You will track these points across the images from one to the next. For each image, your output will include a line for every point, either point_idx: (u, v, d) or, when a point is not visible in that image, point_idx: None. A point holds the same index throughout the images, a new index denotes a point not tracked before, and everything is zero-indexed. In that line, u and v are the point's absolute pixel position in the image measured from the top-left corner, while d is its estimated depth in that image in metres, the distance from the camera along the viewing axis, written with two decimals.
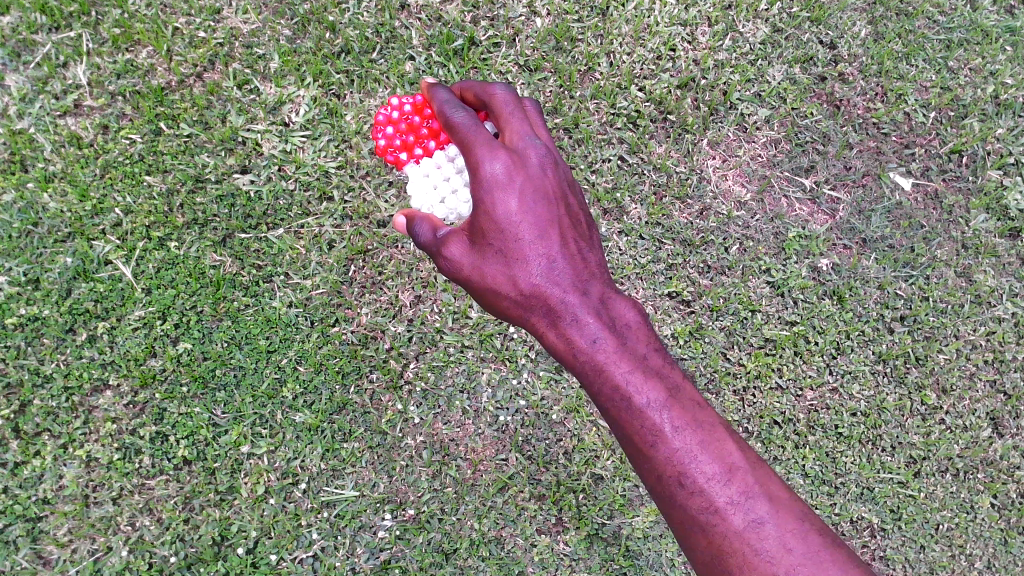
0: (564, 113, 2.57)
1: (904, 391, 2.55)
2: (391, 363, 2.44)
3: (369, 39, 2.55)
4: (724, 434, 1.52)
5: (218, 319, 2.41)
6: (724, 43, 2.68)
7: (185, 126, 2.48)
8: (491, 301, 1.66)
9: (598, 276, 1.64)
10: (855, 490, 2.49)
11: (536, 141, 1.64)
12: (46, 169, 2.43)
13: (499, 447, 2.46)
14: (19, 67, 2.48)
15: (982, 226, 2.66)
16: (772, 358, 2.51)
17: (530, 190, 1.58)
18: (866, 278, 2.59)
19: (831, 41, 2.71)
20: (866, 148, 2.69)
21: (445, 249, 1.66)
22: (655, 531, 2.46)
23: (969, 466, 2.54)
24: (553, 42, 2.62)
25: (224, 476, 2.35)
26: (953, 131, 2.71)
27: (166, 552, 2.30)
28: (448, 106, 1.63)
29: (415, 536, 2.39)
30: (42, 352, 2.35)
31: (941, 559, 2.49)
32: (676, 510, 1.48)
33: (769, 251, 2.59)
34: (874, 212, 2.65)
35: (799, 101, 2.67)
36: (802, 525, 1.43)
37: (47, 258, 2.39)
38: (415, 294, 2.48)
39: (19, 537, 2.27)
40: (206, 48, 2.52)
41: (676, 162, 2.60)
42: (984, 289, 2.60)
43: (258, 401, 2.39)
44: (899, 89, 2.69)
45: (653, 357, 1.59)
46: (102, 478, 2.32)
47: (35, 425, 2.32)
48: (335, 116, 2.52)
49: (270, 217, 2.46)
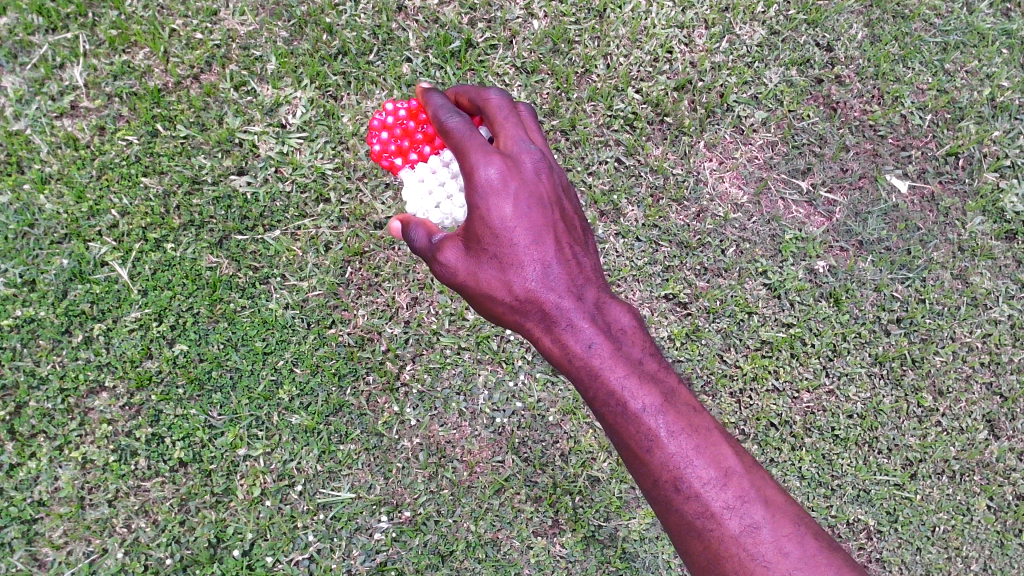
0: (561, 115, 2.57)
1: (901, 393, 2.55)
2: (387, 365, 2.44)
3: (366, 41, 2.55)
4: (720, 439, 1.52)
5: (215, 321, 2.41)
6: (721, 45, 2.68)
7: (182, 127, 2.47)
8: (486, 306, 1.66)
9: (593, 281, 1.64)
10: (852, 493, 2.49)
11: (531, 146, 1.64)
12: (43, 170, 2.42)
13: (495, 449, 2.46)
14: (16, 68, 2.48)
15: (979, 228, 2.66)
16: (769, 360, 2.52)
17: (525, 195, 1.57)
18: (863, 280, 2.60)
19: (828, 44, 2.72)
20: (863, 150, 2.70)
21: (441, 254, 1.66)
22: (651, 533, 2.46)
23: (966, 469, 2.54)
24: (550, 44, 2.62)
25: (220, 478, 2.34)
26: (949, 133, 2.71)
27: (162, 554, 2.29)
28: (441, 111, 1.63)
29: (411, 538, 2.39)
30: (38, 354, 2.35)
31: (938, 562, 2.49)
32: (672, 514, 1.48)
33: (766, 254, 2.59)
34: (871, 214, 2.66)
35: (796, 104, 2.67)
36: (797, 528, 1.44)
37: (43, 260, 2.39)
38: (412, 296, 2.48)
39: (14, 539, 2.27)
40: (203, 49, 2.52)
41: (672, 164, 2.60)
42: (980, 291, 2.61)
43: (255, 402, 2.38)
44: (895, 91, 2.70)
45: (648, 362, 1.59)
46: (97, 480, 2.32)
47: (31, 426, 2.32)
48: (333, 118, 2.52)
49: (266, 218, 2.46)
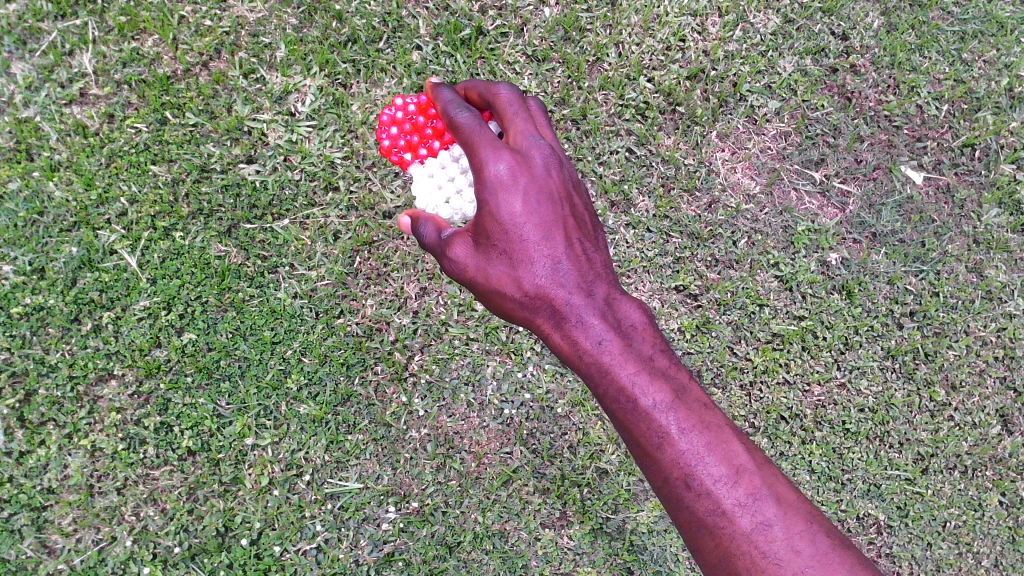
0: (572, 104, 2.55)
1: (913, 387, 2.53)
2: (395, 356, 2.43)
3: (376, 28, 2.53)
4: (731, 436, 1.50)
5: (224, 310, 2.40)
6: (735, 33, 2.64)
7: (191, 115, 2.46)
8: (496, 302, 1.64)
9: (603, 277, 1.62)
10: (862, 487, 2.47)
11: (541, 141, 1.62)
12: (52, 158, 2.42)
13: (503, 440, 2.45)
14: (25, 55, 2.47)
15: (994, 221, 2.63)
16: (780, 353, 2.49)
17: (534, 190, 1.56)
18: (875, 273, 2.57)
19: (843, 33, 2.68)
20: (877, 141, 2.66)
21: (449, 250, 1.65)
22: (660, 526, 2.44)
23: (977, 464, 2.52)
24: (562, 32, 2.59)
25: (228, 467, 2.34)
26: (966, 124, 2.68)
27: (171, 543, 2.30)
28: (451, 106, 1.60)
29: (419, 529, 2.38)
30: (47, 342, 2.35)
31: (947, 557, 2.47)
32: (683, 512, 1.47)
33: (778, 245, 2.56)
34: (884, 206, 2.63)
35: (810, 93, 2.64)
36: (810, 527, 1.42)
37: (52, 248, 2.38)
38: (421, 286, 2.47)
39: (23, 526, 2.27)
40: (211, 36, 2.50)
41: (684, 154, 2.58)
42: (994, 285, 2.58)
43: (263, 392, 2.38)
44: (912, 81, 2.66)
45: (659, 358, 1.57)
46: (106, 468, 2.32)
47: (41, 414, 2.33)
48: (342, 106, 2.50)
49: (275, 207, 2.45)
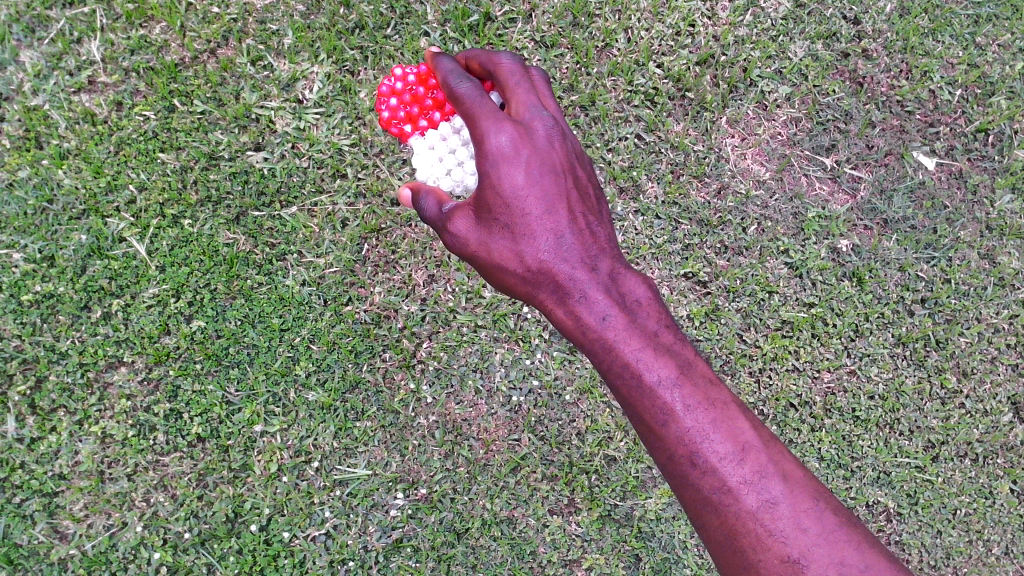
0: (580, 90, 2.54)
1: (924, 373, 2.51)
2: (404, 343, 2.44)
3: (384, 15, 2.52)
4: (737, 413, 1.49)
5: (232, 297, 2.41)
6: (746, 18, 2.62)
7: (199, 103, 2.46)
8: (500, 278, 1.64)
9: (607, 252, 1.61)
10: (871, 475, 2.46)
11: (544, 113, 1.60)
12: (61, 146, 2.42)
13: (511, 428, 2.45)
14: (33, 43, 2.47)
15: (1007, 207, 2.61)
16: (789, 340, 2.48)
17: (537, 163, 1.55)
18: (887, 260, 2.56)
19: (855, 17, 2.65)
20: (889, 126, 2.64)
21: (451, 224, 1.64)
22: (667, 513, 2.44)
23: (989, 451, 2.51)
24: (570, 18, 2.57)
25: (237, 453, 2.35)
26: (979, 108, 2.65)
27: (180, 529, 2.31)
28: (452, 76, 1.58)
29: (427, 515, 2.39)
30: (57, 329, 2.36)
31: (958, 545, 2.46)
32: (688, 489, 1.46)
33: (788, 232, 2.55)
34: (896, 192, 2.61)
35: (821, 79, 2.62)
36: (816, 505, 1.42)
37: (62, 235, 2.39)
38: (429, 273, 2.46)
39: (36, 511, 2.29)
40: (219, 23, 2.49)
41: (694, 140, 2.56)
42: (1007, 272, 2.56)
43: (272, 378, 2.39)
44: (924, 66, 2.64)
45: (663, 334, 1.56)
46: (117, 454, 2.34)
47: (52, 401, 2.34)
48: (350, 93, 2.50)
49: (283, 195, 2.45)
